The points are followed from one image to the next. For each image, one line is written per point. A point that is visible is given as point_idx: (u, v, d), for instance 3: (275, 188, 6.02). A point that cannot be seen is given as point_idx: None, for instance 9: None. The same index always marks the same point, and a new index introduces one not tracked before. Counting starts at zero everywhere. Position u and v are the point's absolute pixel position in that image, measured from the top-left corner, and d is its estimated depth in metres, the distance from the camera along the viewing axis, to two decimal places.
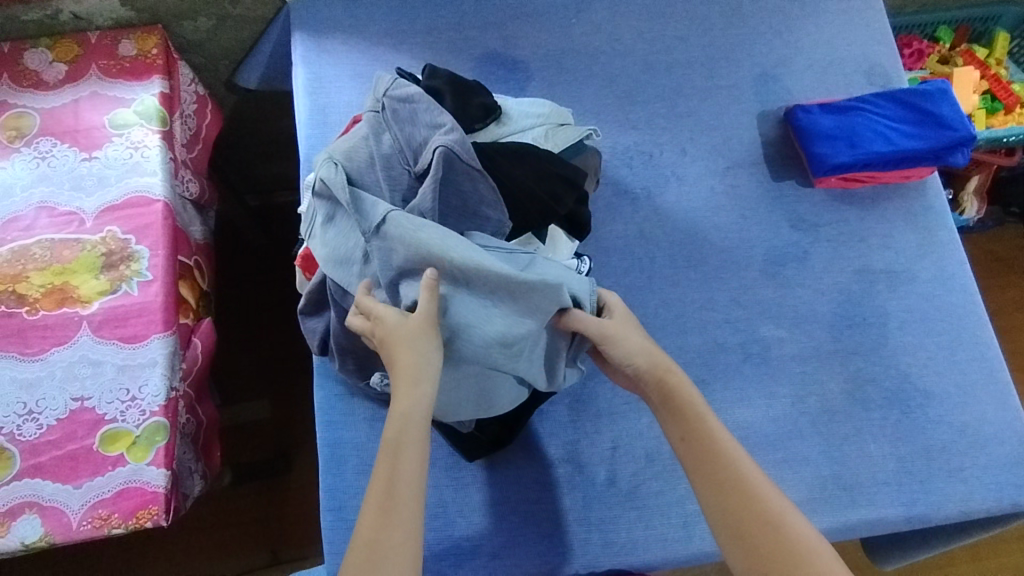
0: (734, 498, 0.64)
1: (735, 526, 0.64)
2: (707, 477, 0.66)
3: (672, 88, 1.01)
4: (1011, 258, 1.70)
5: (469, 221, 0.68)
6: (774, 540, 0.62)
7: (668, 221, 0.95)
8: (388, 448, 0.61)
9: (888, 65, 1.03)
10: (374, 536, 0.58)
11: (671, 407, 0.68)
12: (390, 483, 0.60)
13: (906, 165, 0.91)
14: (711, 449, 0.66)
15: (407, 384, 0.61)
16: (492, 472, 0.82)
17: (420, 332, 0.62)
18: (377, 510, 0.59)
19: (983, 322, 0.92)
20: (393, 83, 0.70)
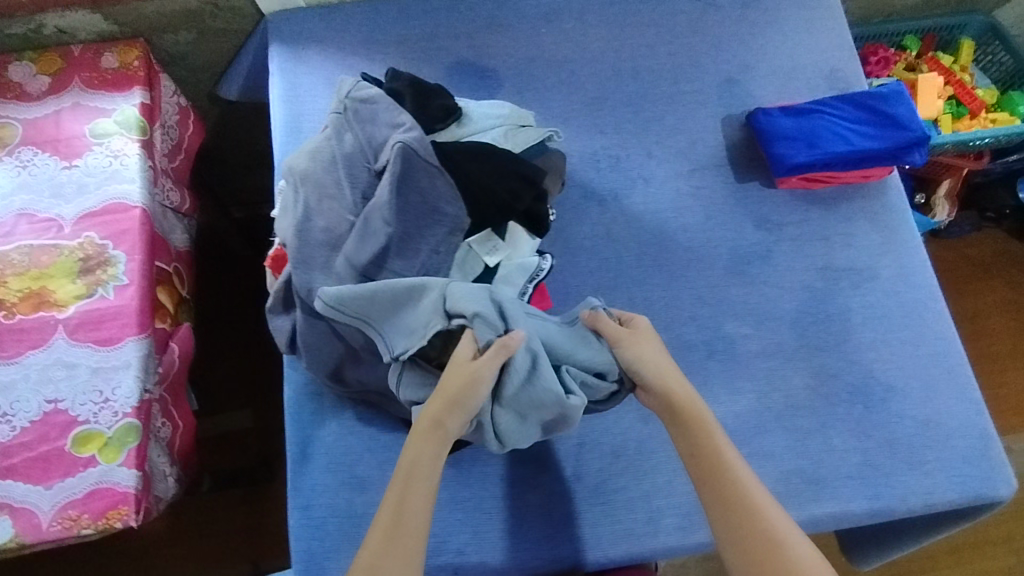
0: (738, 513, 0.66)
1: (741, 544, 0.65)
2: (714, 491, 0.67)
3: (638, 93, 1.03)
4: (985, 262, 1.74)
5: (427, 219, 0.69)
6: (773, 555, 0.63)
7: (635, 223, 0.97)
8: (398, 480, 0.65)
9: (848, 70, 1.06)
10: (375, 562, 0.61)
11: (682, 421, 0.70)
12: (396, 516, 0.63)
13: (866, 165, 0.92)
14: (717, 465, 0.68)
15: (430, 425, 0.66)
16: (457, 470, 0.83)
17: (470, 382, 0.66)
18: (381, 536, 0.63)
19: (944, 318, 0.94)
20: (355, 84, 0.72)
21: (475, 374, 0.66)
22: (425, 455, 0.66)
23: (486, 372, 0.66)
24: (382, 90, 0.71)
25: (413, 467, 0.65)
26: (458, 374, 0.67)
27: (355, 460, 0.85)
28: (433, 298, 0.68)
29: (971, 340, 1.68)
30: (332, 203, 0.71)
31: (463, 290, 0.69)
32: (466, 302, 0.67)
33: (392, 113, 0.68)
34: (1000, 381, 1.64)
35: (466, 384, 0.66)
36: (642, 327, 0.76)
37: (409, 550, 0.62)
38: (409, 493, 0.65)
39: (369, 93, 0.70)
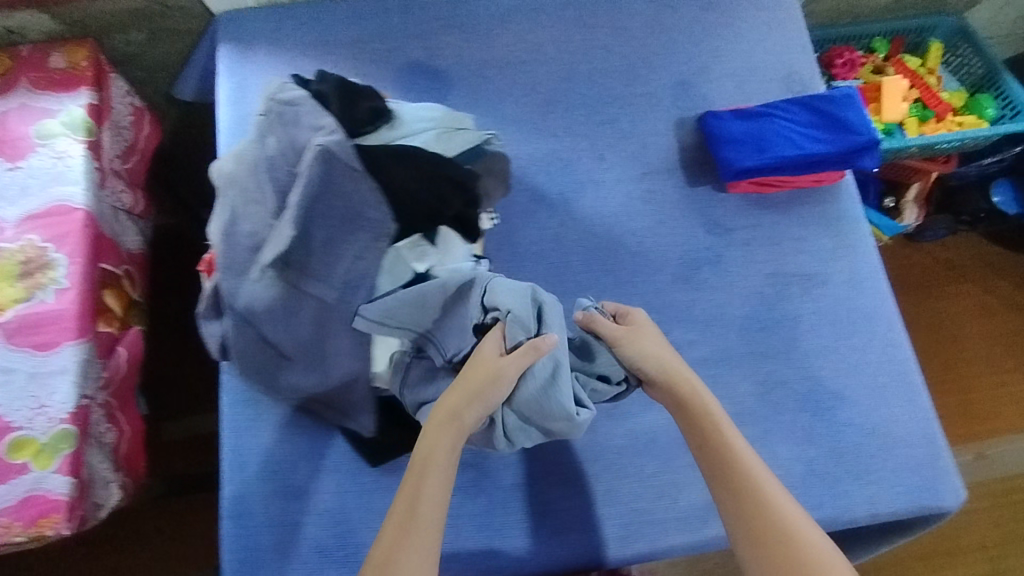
0: (748, 502, 0.67)
1: (755, 533, 0.66)
2: (722, 480, 0.70)
3: (592, 95, 1.02)
4: (961, 265, 1.72)
5: (352, 225, 0.67)
6: (784, 539, 0.65)
7: (584, 227, 0.95)
8: (414, 470, 0.65)
9: (805, 72, 1.04)
10: (390, 554, 0.61)
11: (692, 414, 0.73)
12: (411, 506, 0.63)
13: (818, 169, 0.91)
14: (726, 455, 0.70)
15: (446, 417, 0.67)
16: (395, 478, 0.84)
17: (492, 379, 0.66)
18: (397, 527, 0.63)
19: (895, 325, 0.93)
20: (280, 86, 0.70)
21: (498, 370, 0.66)
22: (439, 447, 0.66)
23: (509, 370, 0.66)
24: (307, 92, 0.69)
25: (428, 458, 0.65)
26: (482, 369, 0.67)
27: (291, 468, 0.84)
28: (477, 295, 0.70)
29: (948, 346, 1.65)
30: (257, 207, 0.70)
31: (505, 288, 0.70)
32: (504, 298, 0.68)
33: (315, 116, 0.67)
34: (977, 387, 1.61)
35: (489, 380, 0.66)
36: (640, 322, 0.79)
37: (422, 541, 0.62)
38: (423, 483, 0.65)
39: (293, 95, 0.68)
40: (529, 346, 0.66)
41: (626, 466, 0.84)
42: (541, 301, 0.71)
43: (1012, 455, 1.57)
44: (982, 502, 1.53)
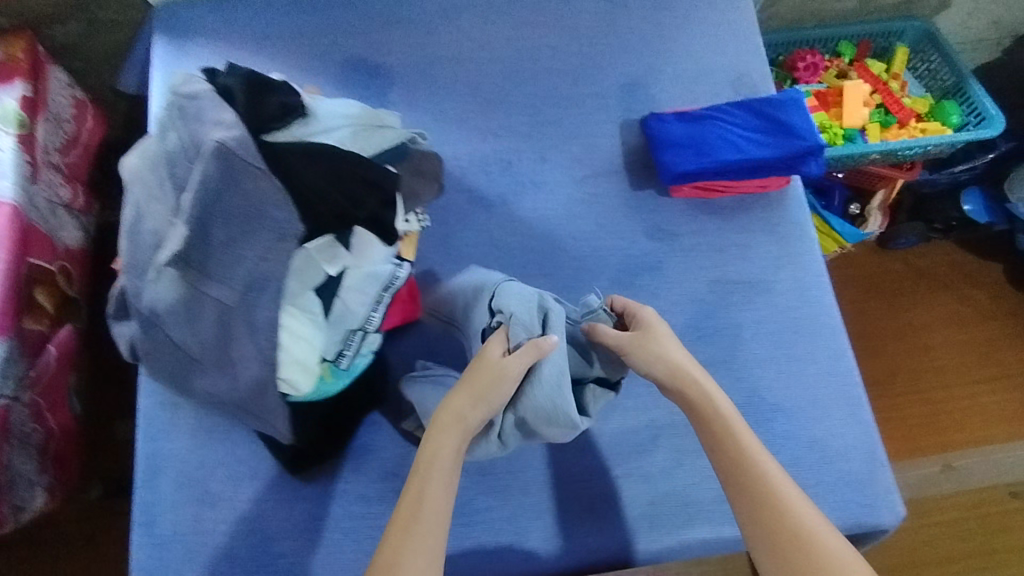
0: (764, 504, 0.67)
1: (772, 536, 0.65)
2: (737, 483, 0.69)
3: (536, 94, 0.99)
4: (933, 274, 1.60)
5: (253, 223, 0.64)
6: (799, 543, 0.64)
7: (522, 230, 0.93)
8: (420, 468, 0.68)
9: (756, 76, 1.01)
10: (398, 549, 0.63)
11: (704, 416, 0.72)
12: (420, 504, 0.66)
13: (760, 173, 0.89)
14: (741, 458, 0.69)
15: (451, 418, 0.70)
16: (315, 486, 0.82)
17: (496, 379, 0.71)
18: (404, 523, 0.65)
19: (838, 335, 0.91)
20: (183, 77, 0.67)
21: (502, 370, 0.70)
22: (444, 449, 0.69)
23: (512, 368, 0.70)
24: (212, 86, 0.66)
25: (434, 457, 0.68)
26: (487, 370, 0.71)
27: (207, 474, 0.82)
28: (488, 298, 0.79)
29: (915, 355, 1.53)
30: (158, 203, 0.67)
31: (515, 296, 0.77)
32: (509, 303, 0.76)
33: (216, 110, 0.64)
34: (946, 398, 1.49)
35: (493, 381, 0.71)
36: (644, 320, 0.77)
37: (428, 536, 0.64)
38: (430, 482, 0.67)
39: (196, 89, 0.65)
40: (531, 343, 0.71)
41: (554, 476, 0.85)
42: (548, 308, 0.76)
43: (983, 467, 1.44)
44: (948, 516, 1.41)
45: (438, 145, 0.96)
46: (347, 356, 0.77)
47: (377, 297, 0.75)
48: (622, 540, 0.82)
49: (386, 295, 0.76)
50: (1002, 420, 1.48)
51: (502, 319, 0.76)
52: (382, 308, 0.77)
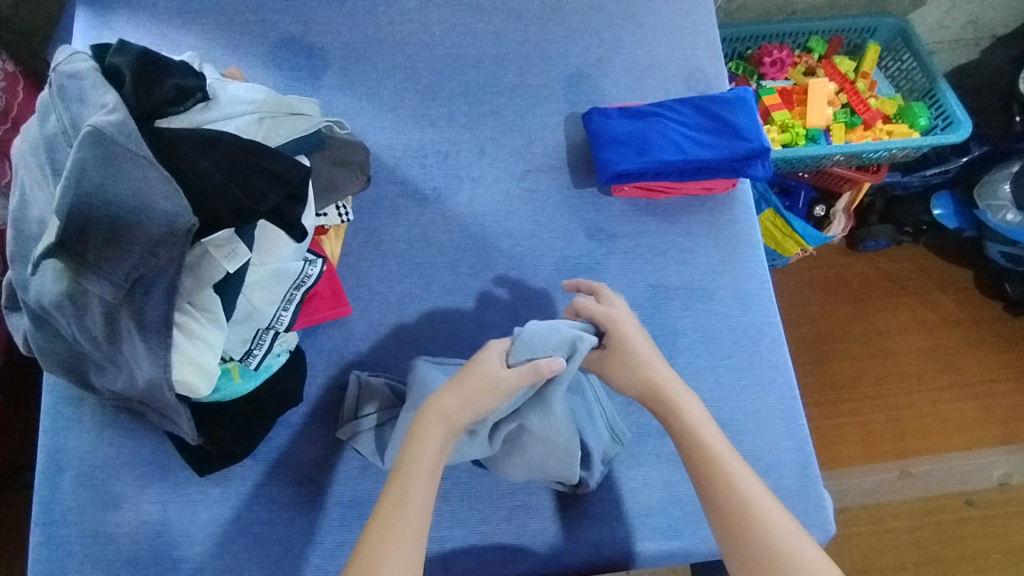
0: (734, 509, 0.63)
1: (742, 542, 0.61)
2: (707, 495, 0.65)
3: (478, 84, 0.94)
4: (903, 278, 1.51)
5: (134, 215, 0.59)
6: (772, 555, 0.60)
7: (456, 226, 0.89)
8: (400, 468, 0.64)
9: (710, 71, 0.97)
10: (375, 548, 0.60)
11: (674, 426, 0.68)
12: (399, 505, 0.61)
13: (702, 176, 0.88)
14: (710, 469, 0.65)
15: (437, 418, 0.65)
16: (225, 489, 0.78)
17: (489, 389, 0.66)
18: (383, 525, 0.61)
19: (779, 345, 0.88)
20: (68, 56, 0.65)
21: (496, 382, 0.66)
22: (425, 451, 0.64)
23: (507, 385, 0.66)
24: (96, 65, 0.65)
25: (410, 456, 0.64)
26: (484, 375, 0.67)
27: (111, 475, 0.78)
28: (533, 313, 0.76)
29: (882, 361, 1.45)
30: (42, 191, 0.63)
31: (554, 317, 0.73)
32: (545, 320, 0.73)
33: (99, 92, 0.61)
34: (910, 405, 1.42)
35: (486, 390, 0.66)
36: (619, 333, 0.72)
37: (408, 540, 0.60)
38: (410, 484, 0.63)
39: (77, 67, 0.63)
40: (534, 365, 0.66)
41: (477, 485, 0.81)
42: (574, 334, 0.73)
43: (942, 475, 1.38)
44: (902, 523, 1.35)
45: (372, 134, 0.91)
46: (256, 355, 0.73)
47: (286, 295, 0.73)
48: (543, 554, 0.79)
49: (296, 293, 0.74)
50: (964, 429, 1.41)
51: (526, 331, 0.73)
52: (293, 307, 0.74)
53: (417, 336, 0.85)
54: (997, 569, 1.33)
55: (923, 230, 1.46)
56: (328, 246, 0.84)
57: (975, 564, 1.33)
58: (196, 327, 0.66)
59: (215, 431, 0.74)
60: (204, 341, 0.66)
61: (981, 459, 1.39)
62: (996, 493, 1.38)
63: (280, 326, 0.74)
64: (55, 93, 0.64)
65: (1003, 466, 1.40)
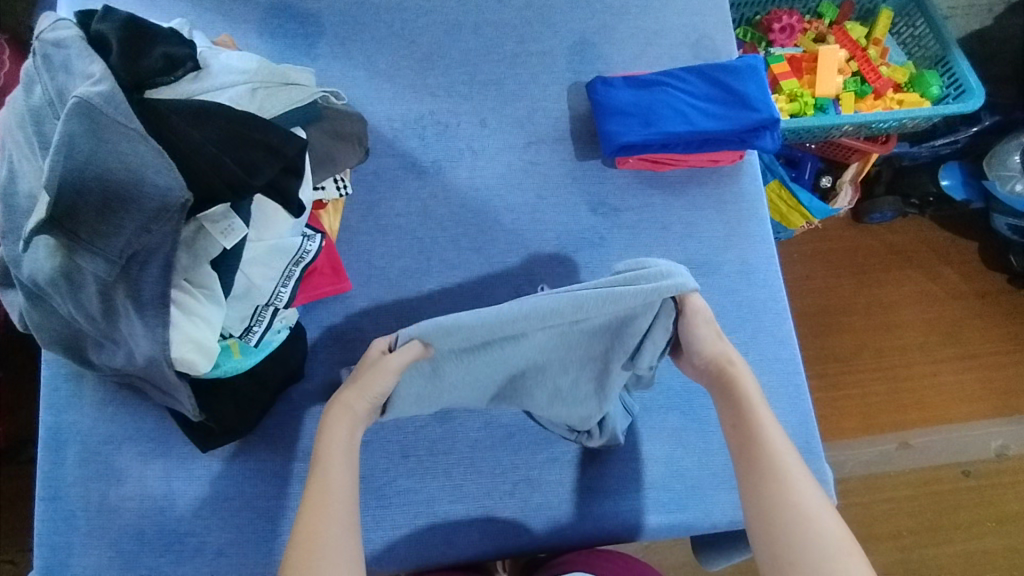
0: (769, 488, 0.62)
1: (770, 519, 0.60)
2: (747, 462, 0.64)
3: (479, 52, 0.91)
4: (909, 251, 1.49)
5: (126, 190, 0.58)
6: (799, 528, 0.59)
7: (456, 200, 0.87)
8: (319, 458, 0.66)
9: (718, 38, 0.94)
10: (313, 535, 0.61)
11: (731, 393, 0.67)
12: (326, 489, 0.64)
13: (710, 147, 0.85)
14: (757, 437, 0.64)
15: (340, 409, 0.68)
16: (228, 464, 0.78)
17: (379, 370, 0.68)
18: (317, 510, 0.63)
19: (783, 320, 0.87)
20: (51, 23, 0.63)
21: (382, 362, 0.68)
22: (336, 438, 0.67)
23: (393, 364, 0.67)
24: (81, 33, 0.62)
25: (324, 449, 0.66)
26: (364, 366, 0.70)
27: (114, 450, 0.78)
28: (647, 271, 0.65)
29: (885, 334, 1.44)
30: (29, 163, 0.62)
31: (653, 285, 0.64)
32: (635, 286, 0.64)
33: (85, 62, 0.59)
34: (911, 378, 1.42)
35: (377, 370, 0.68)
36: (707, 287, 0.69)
37: (338, 521, 0.63)
38: (332, 470, 0.65)
39: (62, 36, 0.61)
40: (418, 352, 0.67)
41: (480, 459, 0.81)
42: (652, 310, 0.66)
43: (940, 446, 1.39)
44: (898, 493, 1.36)
45: (370, 104, 0.89)
46: (256, 332, 0.72)
47: (284, 271, 0.71)
48: (545, 528, 0.80)
49: (295, 270, 0.72)
50: (963, 401, 1.42)
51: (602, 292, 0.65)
52: (292, 283, 0.73)
53: (419, 311, 0.84)
54: (990, 537, 1.35)
55: (930, 202, 1.43)
56: (327, 220, 0.82)
57: (969, 532, 1.35)
58: (196, 303, 0.65)
59: (217, 408, 0.73)
60: (204, 317, 0.65)
61: (979, 431, 1.40)
62: (993, 464, 1.39)
63: (280, 302, 0.72)
64: (39, 62, 0.62)
65: (1001, 437, 1.41)
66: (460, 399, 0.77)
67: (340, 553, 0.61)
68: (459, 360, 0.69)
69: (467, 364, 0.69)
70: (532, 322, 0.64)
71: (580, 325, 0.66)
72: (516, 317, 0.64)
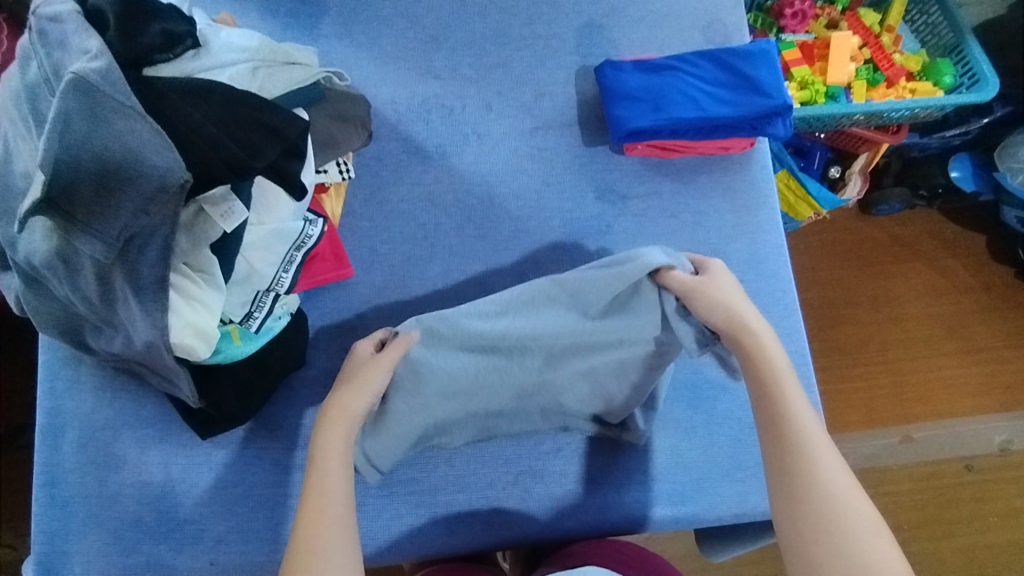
0: (792, 462, 0.61)
1: (793, 493, 0.60)
2: (772, 436, 0.63)
3: (485, 34, 0.89)
4: (917, 244, 1.47)
5: (123, 172, 0.56)
6: (825, 505, 0.58)
7: (461, 186, 0.85)
8: (318, 457, 0.64)
9: (730, 22, 0.91)
10: (315, 537, 0.59)
11: (755, 363, 0.65)
12: (324, 488, 0.62)
13: (720, 134, 0.83)
14: (783, 411, 0.63)
15: (338, 413, 0.67)
16: (227, 452, 0.77)
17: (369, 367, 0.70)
18: (315, 511, 0.61)
19: (792, 311, 0.86)
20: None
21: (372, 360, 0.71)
22: (335, 441, 0.65)
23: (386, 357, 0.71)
24: (77, 6, 0.60)
25: (324, 451, 0.65)
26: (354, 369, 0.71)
27: (112, 437, 0.77)
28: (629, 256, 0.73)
29: (890, 328, 1.43)
30: (25, 143, 0.60)
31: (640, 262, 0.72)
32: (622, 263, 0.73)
33: (80, 37, 0.57)
34: (914, 371, 1.41)
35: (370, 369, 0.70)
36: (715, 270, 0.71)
37: (339, 521, 0.61)
38: (332, 470, 0.63)
39: (57, 9, 0.59)
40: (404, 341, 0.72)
41: (482, 449, 0.80)
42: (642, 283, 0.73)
43: (944, 440, 1.38)
44: (900, 486, 1.36)
45: (373, 86, 0.87)
46: (256, 318, 0.71)
47: (285, 256, 0.70)
48: (547, 519, 0.79)
49: (297, 254, 0.71)
50: (968, 395, 1.41)
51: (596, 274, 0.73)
52: (293, 269, 0.71)
53: (422, 298, 0.82)
54: (991, 532, 1.35)
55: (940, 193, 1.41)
56: (329, 205, 0.80)
57: (970, 526, 1.35)
58: (193, 287, 0.64)
59: (217, 395, 0.72)
60: (201, 301, 0.64)
61: (982, 425, 1.39)
62: (996, 459, 1.38)
63: (281, 289, 0.71)
64: (35, 38, 0.60)
65: (1005, 432, 1.40)
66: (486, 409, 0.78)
67: (342, 554, 0.59)
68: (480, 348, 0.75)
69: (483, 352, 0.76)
70: (540, 296, 0.75)
71: (580, 305, 0.74)
72: (527, 293, 0.75)
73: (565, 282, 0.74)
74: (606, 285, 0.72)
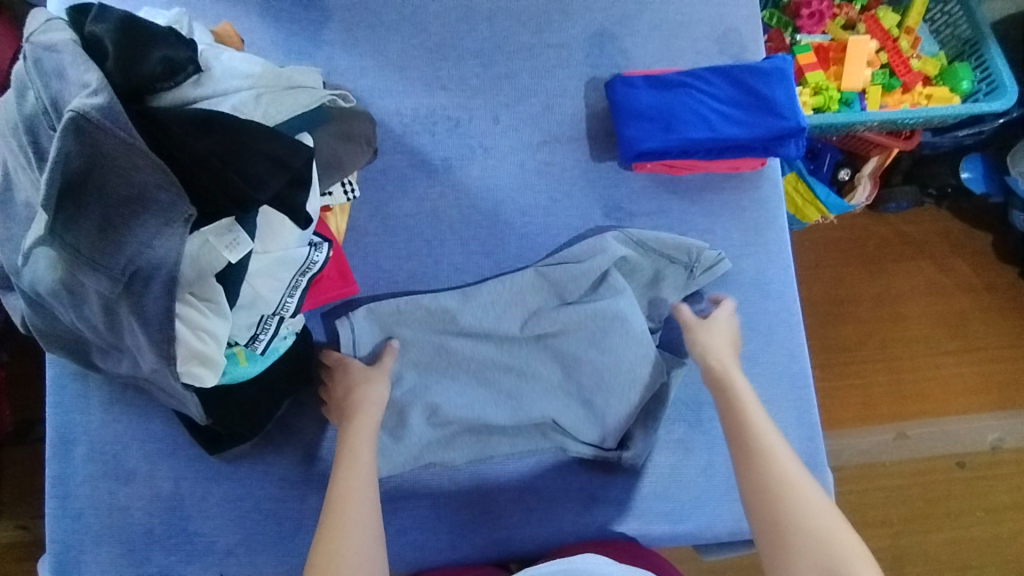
0: (755, 460, 0.66)
1: (759, 488, 0.64)
2: (736, 444, 0.68)
3: (493, 42, 0.86)
4: (922, 242, 1.46)
5: (132, 209, 0.56)
6: (782, 499, 0.62)
7: (467, 201, 0.84)
8: (347, 447, 0.70)
9: (745, 32, 0.89)
10: (342, 513, 0.65)
11: (718, 386, 0.73)
12: (353, 470, 0.68)
13: (731, 154, 0.82)
14: (743, 422, 0.69)
15: (363, 405, 0.74)
16: (235, 467, 0.78)
17: (374, 376, 0.77)
18: (343, 489, 0.66)
19: (796, 332, 0.86)
20: (43, 23, 0.59)
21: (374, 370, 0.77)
22: (361, 432, 0.71)
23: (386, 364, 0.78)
24: (74, 35, 0.58)
25: (350, 442, 0.70)
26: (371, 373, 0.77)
27: (121, 451, 0.78)
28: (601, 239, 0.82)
29: (889, 322, 1.43)
30: (25, 172, 0.59)
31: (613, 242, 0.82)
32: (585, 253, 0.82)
33: (78, 69, 0.56)
34: (912, 369, 1.42)
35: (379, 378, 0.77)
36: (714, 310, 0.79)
37: (364, 501, 0.66)
38: (360, 459, 0.69)
39: (53, 39, 0.57)
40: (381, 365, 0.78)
41: (483, 465, 0.81)
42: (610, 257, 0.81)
43: (937, 438, 1.40)
44: (891, 482, 1.38)
45: (378, 97, 0.85)
46: (262, 340, 0.70)
47: (290, 282, 0.69)
48: (548, 533, 0.80)
49: (302, 279, 0.70)
50: (964, 394, 1.42)
51: (568, 266, 0.82)
52: (298, 293, 0.71)
53: None
54: (978, 527, 1.38)
55: (948, 194, 1.40)
56: (333, 222, 0.79)
57: (957, 521, 1.38)
58: (199, 312, 0.63)
59: (223, 415, 0.73)
60: (206, 326, 0.63)
61: (976, 424, 1.41)
62: (988, 457, 1.40)
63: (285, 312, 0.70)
64: (31, 65, 0.58)
65: (998, 431, 1.41)
66: (490, 412, 0.81)
67: (367, 533, 0.64)
68: (473, 336, 0.82)
69: (477, 343, 0.82)
70: (526, 289, 0.82)
71: (563, 292, 0.82)
72: (516, 287, 0.82)
73: (549, 275, 0.82)
74: (582, 276, 0.82)
